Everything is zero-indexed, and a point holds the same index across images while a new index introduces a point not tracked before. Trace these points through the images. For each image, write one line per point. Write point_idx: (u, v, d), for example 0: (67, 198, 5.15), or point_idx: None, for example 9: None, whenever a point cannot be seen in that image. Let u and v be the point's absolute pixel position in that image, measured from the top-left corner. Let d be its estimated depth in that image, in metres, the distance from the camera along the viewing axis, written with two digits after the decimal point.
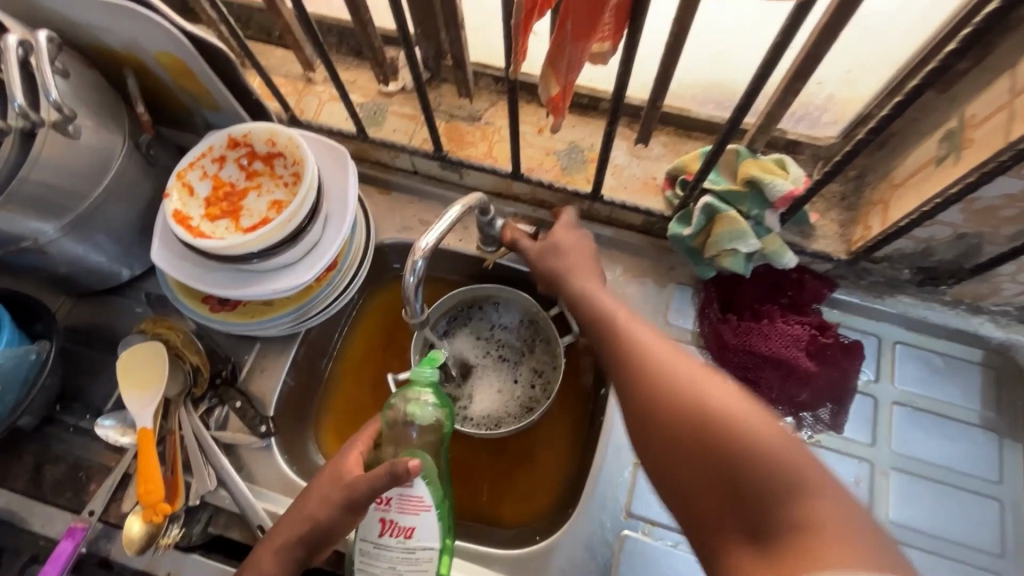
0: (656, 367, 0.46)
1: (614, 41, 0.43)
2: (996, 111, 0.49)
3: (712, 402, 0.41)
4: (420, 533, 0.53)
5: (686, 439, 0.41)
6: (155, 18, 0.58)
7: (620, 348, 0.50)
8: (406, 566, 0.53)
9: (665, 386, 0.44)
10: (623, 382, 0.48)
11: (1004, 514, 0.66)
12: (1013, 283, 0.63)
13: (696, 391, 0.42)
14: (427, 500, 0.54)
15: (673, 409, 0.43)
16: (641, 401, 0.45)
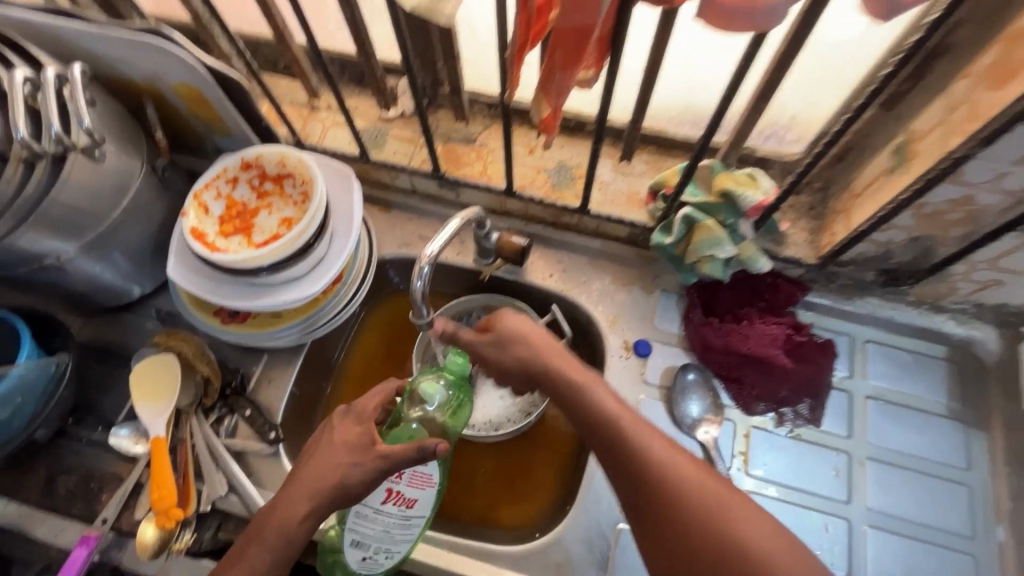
0: (670, 472, 0.49)
1: (597, 67, 0.49)
2: (935, 126, 0.56)
3: (738, 521, 0.47)
4: (419, 504, 0.58)
5: (710, 549, 0.46)
6: (179, 52, 0.63)
7: (625, 435, 0.51)
8: (400, 530, 0.58)
9: (686, 491, 0.48)
10: (634, 481, 0.50)
11: (973, 499, 0.71)
12: (967, 281, 0.69)
13: (718, 503, 0.47)
14: (433, 476, 0.57)
15: (699, 522, 0.47)
16: (656, 500, 0.49)
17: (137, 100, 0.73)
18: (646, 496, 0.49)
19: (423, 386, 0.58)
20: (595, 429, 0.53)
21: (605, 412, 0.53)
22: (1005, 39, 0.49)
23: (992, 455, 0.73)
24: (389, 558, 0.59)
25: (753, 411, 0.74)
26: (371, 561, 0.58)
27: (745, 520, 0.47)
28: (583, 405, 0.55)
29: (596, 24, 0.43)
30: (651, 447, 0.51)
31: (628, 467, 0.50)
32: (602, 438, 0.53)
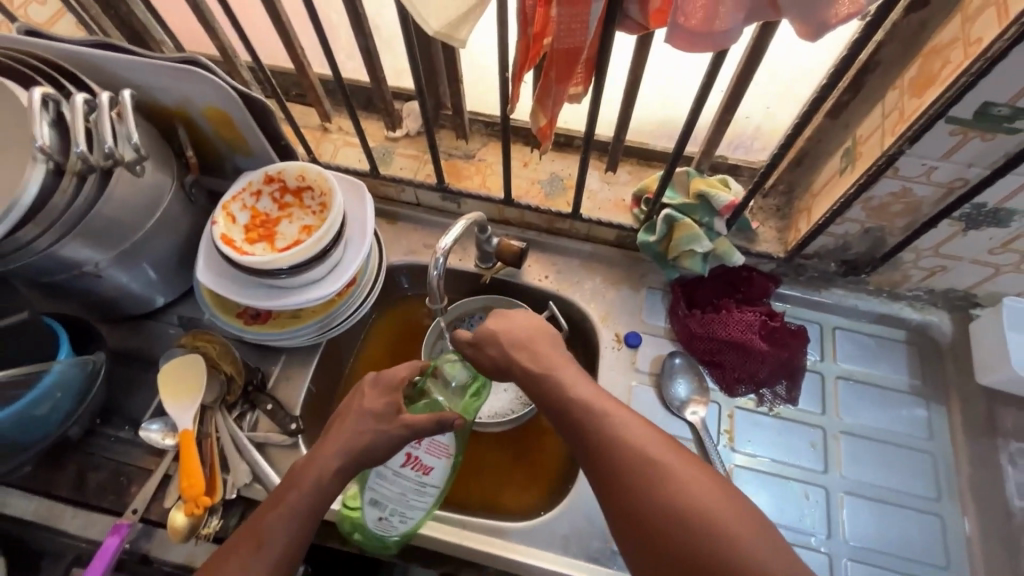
0: (634, 452, 0.51)
1: (585, 85, 0.59)
2: (875, 130, 0.65)
3: (703, 500, 0.47)
4: (433, 474, 0.64)
5: (668, 522, 0.47)
6: (214, 78, 0.71)
7: (595, 418, 0.54)
8: (414, 496, 0.64)
9: (646, 466, 0.50)
10: (602, 462, 0.52)
11: (936, 465, 0.78)
12: (917, 268, 0.78)
13: (680, 479, 0.49)
14: (448, 447, 0.64)
15: (659, 497, 0.48)
16: (626, 484, 0.50)
17: (168, 124, 0.81)
18: (616, 480, 0.50)
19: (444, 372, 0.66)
20: (570, 418, 0.56)
21: (580, 402, 0.56)
22: (923, 56, 0.59)
23: (951, 426, 0.80)
24: (403, 522, 0.65)
25: (736, 393, 0.81)
26: (386, 521, 0.65)
27: (712, 498, 0.47)
28: (559, 397, 0.57)
29: (583, 45, 0.50)
30: (621, 432, 0.52)
31: (600, 452, 0.52)
32: (572, 422, 0.55)
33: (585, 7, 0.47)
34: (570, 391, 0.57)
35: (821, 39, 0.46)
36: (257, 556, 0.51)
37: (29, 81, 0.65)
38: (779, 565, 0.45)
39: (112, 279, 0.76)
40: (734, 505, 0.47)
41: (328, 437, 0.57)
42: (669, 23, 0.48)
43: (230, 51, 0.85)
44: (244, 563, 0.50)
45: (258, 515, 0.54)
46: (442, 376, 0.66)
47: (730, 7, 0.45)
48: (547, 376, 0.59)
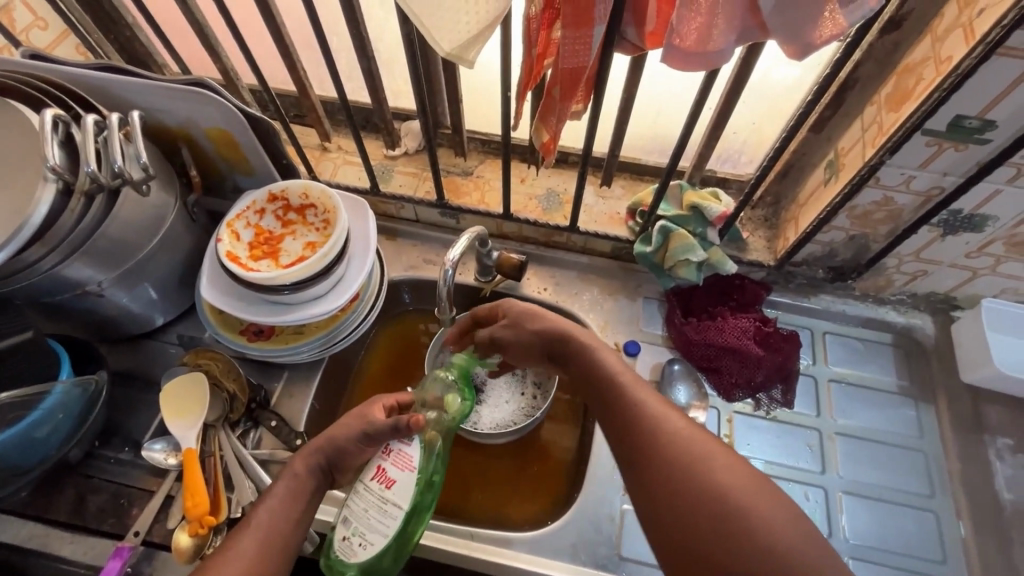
0: (659, 425, 0.55)
1: (585, 102, 0.61)
2: (856, 142, 0.69)
3: (732, 483, 0.49)
4: (396, 491, 0.60)
5: (685, 486, 0.50)
6: (221, 100, 0.72)
7: (625, 394, 0.59)
8: (376, 513, 0.60)
9: (669, 438, 0.53)
10: (629, 431, 0.56)
11: (928, 462, 0.81)
12: (900, 273, 0.82)
13: (699, 449, 0.52)
14: (413, 462, 0.61)
15: (678, 465, 0.51)
16: (657, 468, 0.52)
17: (171, 145, 0.82)
18: (639, 446, 0.54)
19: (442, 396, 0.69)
20: (610, 408, 0.59)
21: (619, 393, 0.59)
22: (898, 73, 0.64)
23: (940, 424, 0.83)
24: (363, 546, 0.59)
25: (734, 398, 0.83)
26: (348, 542, 0.60)
27: (740, 482, 0.49)
28: (603, 388, 0.61)
29: (586, 65, 0.53)
30: (655, 418, 0.55)
31: (630, 430, 0.56)
32: (606, 396, 0.60)
33: (588, 30, 0.50)
34: (611, 382, 0.61)
35: (807, 58, 0.50)
36: (246, 534, 0.55)
37: (38, 104, 0.66)
38: (783, 531, 0.46)
39: (114, 299, 0.76)
40: (764, 488, 0.49)
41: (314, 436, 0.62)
42: (665, 44, 0.51)
43: (231, 73, 0.87)
44: (235, 541, 0.54)
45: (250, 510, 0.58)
46: (443, 404, 0.68)
47: (724, 29, 0.49)
48: (593, 369, 0.63)
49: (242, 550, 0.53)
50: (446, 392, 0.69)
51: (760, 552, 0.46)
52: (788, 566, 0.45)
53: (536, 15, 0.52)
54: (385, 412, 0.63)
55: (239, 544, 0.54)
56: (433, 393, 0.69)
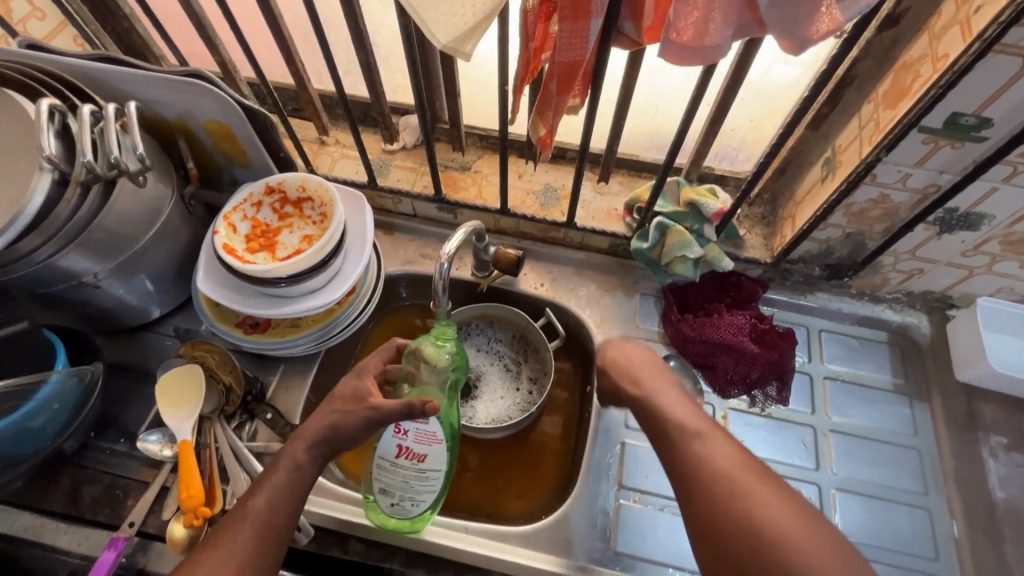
0: (714, 473, 0.58)
1: (582, 96, 0.60)
2: (853, 139, 0.69)
3: (813, 551, 0.52)
4: (430, 460, 0.66)
5: (744, 535, 0.54)
6: (217, 92, 0.72)
7: (678, 439, 0.61)
8: (417, 482, 0.67)
9: (725, 485, 0.56)
10: (683, 476, 0.59)
11: (922, 460, 0.81)
12: (896, 271, 0.82)
13: (754, 499, 0.55)
14: (437, 434, 0.66)
15: (736, 514, 0.55)
16: (724, 537, 0.55)
17: (169, 137, 0.81)
18: (696, 493, 0.57)
19: (425, 354, 0.68)
20: (676, 459, 0.60)
21: (688, 444, 0.60)
22: (895, 71, 0.64)
23: (934, 421, 0.83)
24: (416, 505, 0.67)
25: (729, 394, 0.84)
26: (400, 506, 0.68)
27: (796, 530, 0.53)
28: (667, 436, 0.62)
29: (583, 59, 0.53)
30: (710, 465, 0.58)
31: (685, 476, 0.59)
32: (660, 439, 0.63)
33: (585, 24, 0.50)
34: (680, 431, 0.62)
35: (803, 53, 0.49)
36: (242, 526, 0.56)
37: (34, 93, 0.66)
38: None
39: (110, 290, 0.76)
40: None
41: (309, 421, 0.63)
42: (662, 39, 0.51)
43: (229, 66, 0.87)
44: (233, 534, 0.56)
45: (245, 496, 0.59)
46: (427, 359, 0.68)
47: (720, 24, 0.49)
48: (656, 416, 0.64)
49: (240, 543, 0.56)
50: (435, 359, 0.68)
51: None
52: None
53: (534, 8, 0.52)
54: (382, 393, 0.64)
55: (235, 535, 0.56)
56: (421, 362, 0.68)
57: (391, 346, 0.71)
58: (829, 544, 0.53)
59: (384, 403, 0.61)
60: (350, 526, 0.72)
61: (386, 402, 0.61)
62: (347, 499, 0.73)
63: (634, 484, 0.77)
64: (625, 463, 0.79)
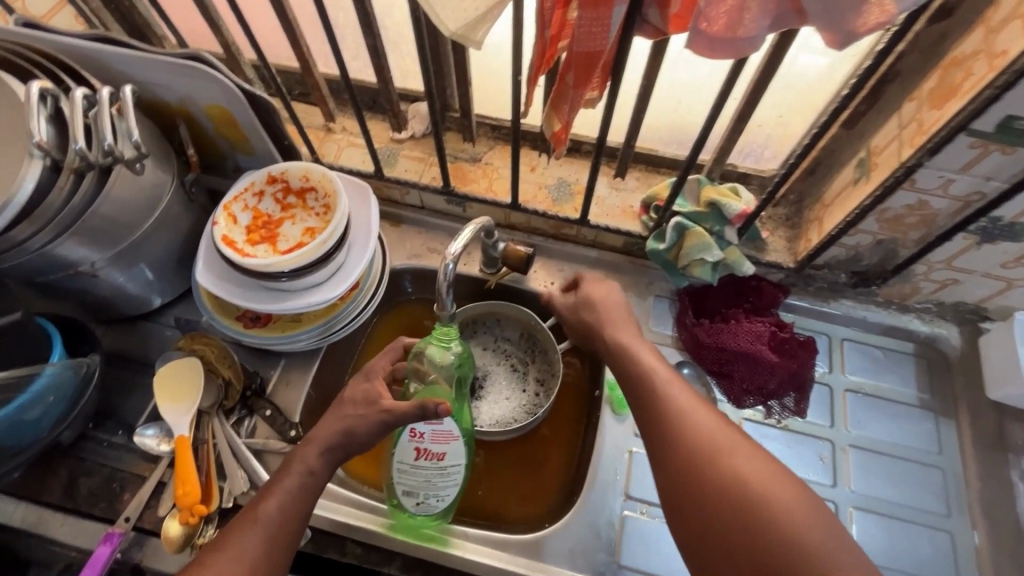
0: (687, 423, 0.56)
1: (601, 89, 0.56)
2: (891, 140, 0.65)
3: (793, 507, 0.49)
4: (450, 456, 0.65)
5: (715, 484, 0.51)
6: (217, 76, 0.69)
7: (652, 389, 0.60)
8: (440, 480, 0.66)
9: (698, 435, 0.55)
10: (657, 426, 0.57)
11: (946, 480, 0.77)
12: (928, 281, 0.78)
13: (728, 452, 0.53)
14: (453, 432, 0.64)
15: (709, 464, 0.53)
16: (697, 488, 0.52)
17: (171, 121, 0.79)
18: (667, 444, 0.56)
19: (429, 354, 0.65)
20: (649, 407, 0.59)
21: (663, 392, 0.59)
22: (942, 68, 0.58)
23: (960, 440, 0.80)
24: (440, 501, 0.67)
25: (744, 404, 0.80)
26: (425, 504, 0.67)
27: (772, 481, 0.51)
28: (642, 385, 0.61)
29: (604, 51, 0.49)
30: (683, 414, 0.57)
31: (659, 425, 0.57)
32: (635, 389, 0.61)
33: (607, 11, 0.46)
34: (656, 380, 0.60)
35: (847, 49, 0.45)
36: (252, 530, 0.54)
37: (27, 75, 0.63)
38: (821, 533, 0.48)
39: (109, 278, 0.74)
40: (837, 544, 0.47)
41: (320, 426, 0.60)
42: (690, 29, 0.47)
43: (233, 48, 0.83)
44: (242, 536, 0.54)
45: (255, 497, 0.57)
46: (431, 361, 0.65)
47: (757, 14, 0.44)
48: (633, 366, 0.63)
49: (250, 546, 0.54)
50: (440, 360, 0.66)
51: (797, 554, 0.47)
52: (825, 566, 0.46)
53: None
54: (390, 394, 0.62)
55: (244, 538, 0.54)
56: (425, 362, 0.66)
57: (397, 346, 0.69)
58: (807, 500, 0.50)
59: (396, 407, 0.59)
60: (349, 529, 0.70)
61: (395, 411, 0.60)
62: (347, 501, 0.72)
63: (641, 495, 0.74)
64: (633, 472, 0.76)
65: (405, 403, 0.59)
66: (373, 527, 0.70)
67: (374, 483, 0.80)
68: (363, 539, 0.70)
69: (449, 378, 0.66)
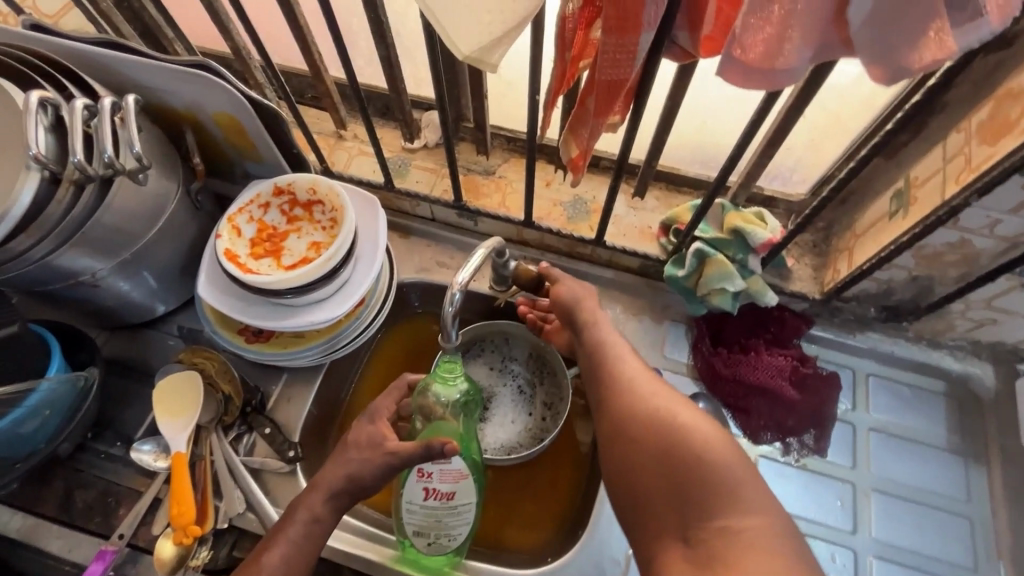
0: (630, 381, 0.59)
1: (623, 114, 0.53)
2: (934, 174, 0.60)
3: (712, 445, 0.50)
4: (459, 495, 0.64)
5: (645, 429, 0.54)
6: (223, 84, 0.66)
7: (607, 355, 0.64)
8: (450, 519, 0.64)
9: (637, 390, 0.58)
10: (604, 386, 0.61)
11: (974, 531, 0.73)
12: (964, 319, 0.73)
13: (660, 402, 0.56)
14: (463, 471, 0.63)
15: (642, 412, 0.55)
16: (631, 435, 0.54)
17: (177, 128, 0.77)
18: (612, 401, 0.59)
19: (434, 392, 0.63)
20: (601, 371, 0.63)
21: (615, 358, 0.63)
22: (995, 99, 0.54)
23: (990, 488, 0.75)
24: (451, 539, 0.65)
25: (760, 440, 0.76)
26: (437, 543, 0.65)
27: (699, 423, 0.53)
28: (598, 352, 0.65)
29: (630, 77, 0.45)
30: (628, 375, 0.60)
31: (606, 386, 0.61)
32: (590, 355, 0.65)
33: (634, 38, 0.42)
34: (610, 348, 0.64)
35: (896, 84, 0.41)
36: None
37: (28, 81, 0.61)
38: (735, 468, 0.49)
39: (111, 288, 0.72)
40: (750, 480, 0.48)
41: (322, 473, 0.60)
42: (723, 54, 0.42)
43: (243, 52, 0.81)
44: None
45: (257, 550, 0.56)
46: (437, 400, 0.64)
47: (797, 43, 0.40)
48: (592, 335, 0.67)
49: None
50: (445, 398, 0.64)
51: (708, 484, 0.48)
52: (732, 492, 0.47)
53: (574, 13, 0.45)
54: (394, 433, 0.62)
55: None
56: (430, 400, 0.64)
57: (402, 384, 0.67)
58: (732, 440, 0.52)
59: (400, 448, 0.58)
60: (346, 557, 0.69)
61: (402, 447, 0.58)
62: (347, 527, 0.70)
63: None
64: None
65: (409, 444, 0.58)
66: (372, 557, 0.69)
67: (375, 504, 0.78)
68: (360, 568, 0.69)
69: (457, 415, 0.65)
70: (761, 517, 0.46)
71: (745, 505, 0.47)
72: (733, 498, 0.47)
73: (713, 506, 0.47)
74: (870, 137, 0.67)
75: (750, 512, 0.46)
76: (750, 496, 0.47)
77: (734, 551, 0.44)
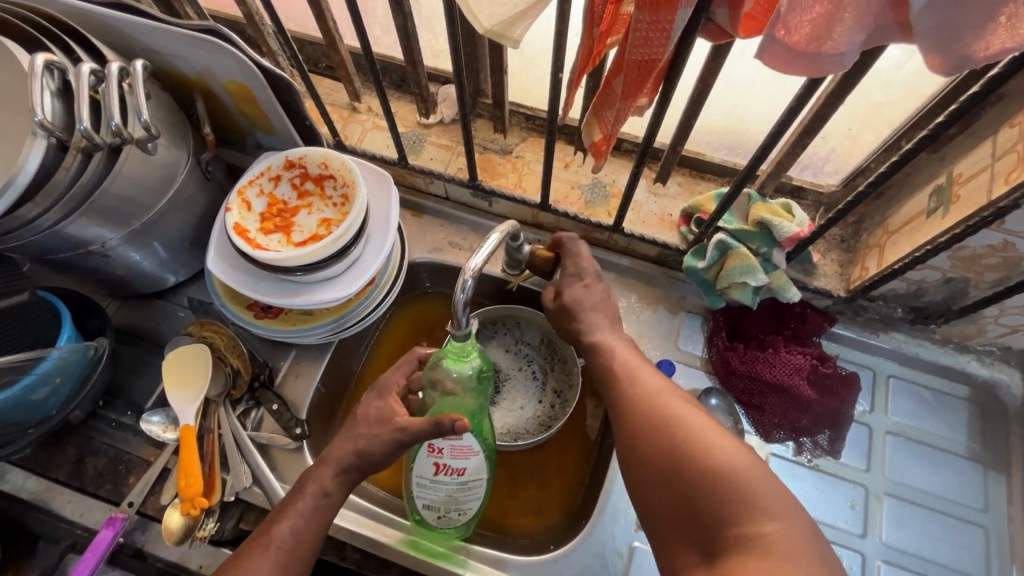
0: (645, 388, 0.58)
1: (651, 97, 0.49)
2: (979, 171, 0.57)
3: (729, 454, 0.48)
4: (471, 471, 0.63)
5: (660, 435, 0.52)
6: (233, 52, 0.63)
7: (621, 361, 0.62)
8: (462, 493, 0.64)
9: (651, 396, 0.57)
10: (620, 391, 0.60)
11: (989, 541, 0.71)
12: (996, 324, 0.70)
13: (677, 409, 0.54)
14: (473, 448, 0.62)
15: (659, 419, 0.54)
16: (648, 441, 0.53)
17: (188, 95, 0.74)
18: (627, 406, 0.57)
19: (447, 365, 0.62)
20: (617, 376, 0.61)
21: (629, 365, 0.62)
22: None
23: (1009, 498, 0.73)
24: (462, 514, 0.65)
25: (773, 438, 0.74)
26: (447, 516, 0.65)
27: (715, 431, 0.51)
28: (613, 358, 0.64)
29: (662, 58, 0.42)
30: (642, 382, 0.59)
31: (622, 391, 0.59)
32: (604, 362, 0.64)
33: (669, 15, 0.39)
34: (621, 356, 0.64)
35: (955, 75, 0.37)
36: (266, 555, 0.53)
37: (34, 43, 0.59)
38: (753, 475, 0.47)
39: (121, 258, 0.71)
40: (769, 490, 0.46)
41: (333, 445, 0.59)
42: (765, 35, 0.39)
43: (256, 17, 0.78)
44: (255, 561, 0.52)
45: (270, 520, 0.56)
46: (448, 378, 0.62)
47: (849, 25, 0.37)
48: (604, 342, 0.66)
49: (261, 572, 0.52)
50: (457, 374, 0.62)
51: (725, 494, 0.46)
52: (751, 502, 0.45)
53: None
54: (405, 408, 0.61)
55: (257, 565, 0.52)
56: (441, 375, 0.62)
57: (413, 358, 0.67)
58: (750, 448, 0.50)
59: (410, 424, 0.57)
60: (350, 535, 0.69)
61: (413, 422, 0.57)
62: (353, 505, 0.71)
63: None
64: None
65: (418, 426, 0.57)
66: (375, 536, 0.69)
67: (383, 483, 0.78)
68: (363, 546, 0.70)
69: (468, 392, 0.63)
70: (784, 525, 0.44)
71: (765, 515, 0.45)
72: (751, 508, 0.45)
73: (732, 516, 0.45)
74: (913, 129, 0.63)
75: (768, 522, 0.44)
76: (768, 505, 0.45)
77: (751, 561, 0.42)
